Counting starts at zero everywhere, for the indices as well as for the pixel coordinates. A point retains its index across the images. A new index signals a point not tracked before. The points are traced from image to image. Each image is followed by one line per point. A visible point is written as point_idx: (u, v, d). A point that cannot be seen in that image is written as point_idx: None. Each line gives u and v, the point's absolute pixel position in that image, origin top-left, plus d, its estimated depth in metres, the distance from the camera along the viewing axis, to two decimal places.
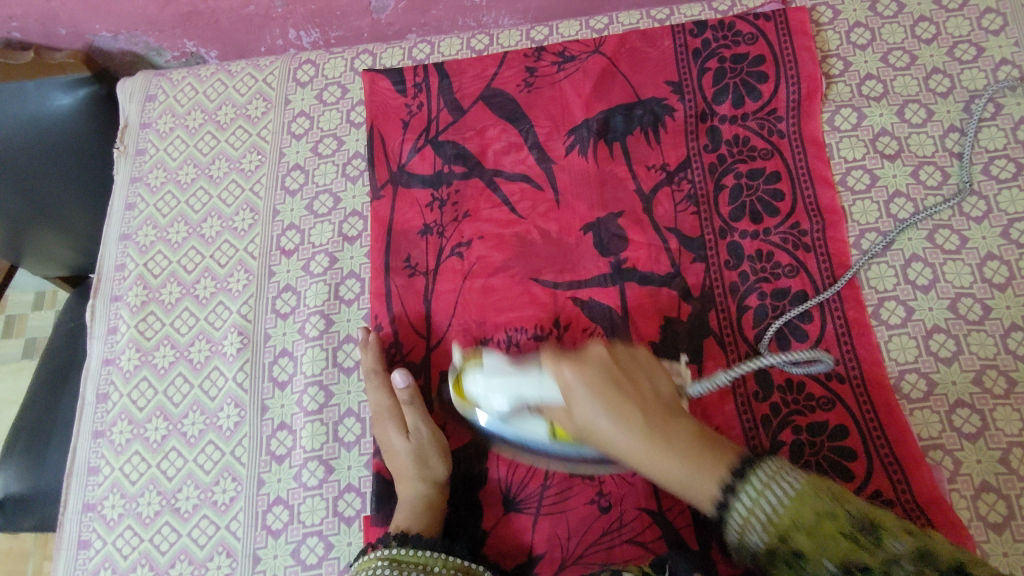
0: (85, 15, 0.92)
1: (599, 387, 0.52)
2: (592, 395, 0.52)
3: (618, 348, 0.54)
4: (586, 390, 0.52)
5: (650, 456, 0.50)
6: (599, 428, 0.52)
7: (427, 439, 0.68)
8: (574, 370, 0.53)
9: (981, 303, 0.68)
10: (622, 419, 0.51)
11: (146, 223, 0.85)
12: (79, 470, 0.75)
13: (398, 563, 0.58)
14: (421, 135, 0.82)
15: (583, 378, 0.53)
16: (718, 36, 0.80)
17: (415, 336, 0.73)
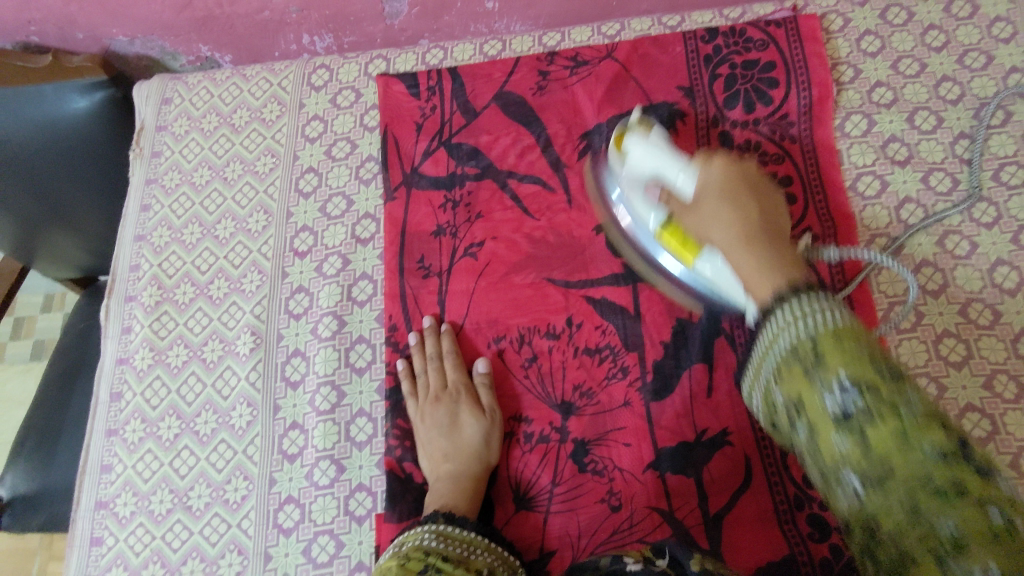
0: (103, 19, 0.93)
1: (728, 188, 0.55)
2: (722, 194, 0.55)
3: (763, 183, 0.56)
4: (717, 179, 0.56)
5: (761, 355, 0.48)
6: (713, 231, 0.54)
7: (461, 428, 0.69)
8: (722, 166, 0.56)
9: (991, 308, 0.68)
10: (733, 206, 0.54)
11: (160, 224, 0.86)
12: (92, 468, 0.75)
13: (447, 539, 0.59)
14: (434, 139, 0.83)
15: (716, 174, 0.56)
16: (729, 42, 0.81)
17: (445, 332, 0.74)
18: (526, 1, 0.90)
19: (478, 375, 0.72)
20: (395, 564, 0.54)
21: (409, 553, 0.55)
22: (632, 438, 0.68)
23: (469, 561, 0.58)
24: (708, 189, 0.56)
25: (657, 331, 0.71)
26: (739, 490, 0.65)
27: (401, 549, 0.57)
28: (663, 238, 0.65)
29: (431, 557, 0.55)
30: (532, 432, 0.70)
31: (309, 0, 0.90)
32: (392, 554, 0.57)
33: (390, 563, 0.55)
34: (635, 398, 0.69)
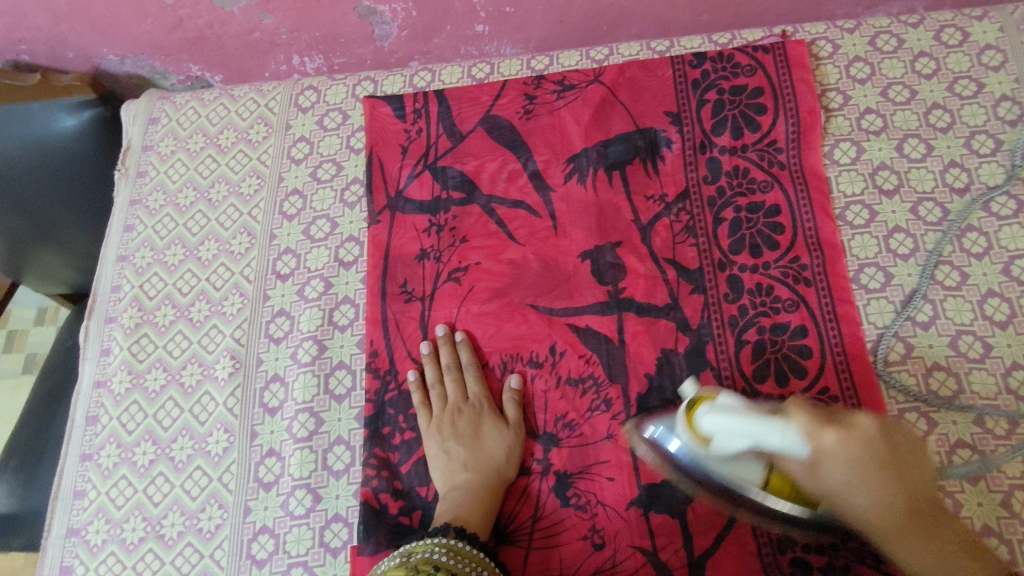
0: (93, 39, 0.93)
1: (865, 465, 0.48)
2: (856, 478, 0.49)
3: (872, 431, 0.49)
4: (851, 481, 0.49)
5: (890, 535, 0.51)
6: (850, 503, 0.50)
7: (482, 439, 0.68)
8: (837, 433, 0.48)
9: (982, 341, 0.67)
10: (862, 460, 0.48)
11: (143, 244, 0.85)
12: (66, 494, 0.74)
13: (455, 555, 0.57)
14: (420, 162, 0.82)
15: (845, 453, 0.48)
16: (717, 67, 0.81)
17: (462, 342, 0.73)
18: (515, 25, 0.90)
19: (508, 390, 0.71)
20: None
21: (417, 566, 0.54)
22: (615, 472, 0.66)
23: None
24: (836, 453, 0.48)
25: (642, 361, 0.70)
26: (724, 529, 0.63)
27: (409, 559, 0.56)
28: (764, 474, 0.56)
29: (436, 574, 0.54)
30: (538, 454, 0.69)
31: (298, 22, 0.90)
32: (400, 563, 0.56)
33: (398, 573, 0.54)
34: (618, 430, 0.68)
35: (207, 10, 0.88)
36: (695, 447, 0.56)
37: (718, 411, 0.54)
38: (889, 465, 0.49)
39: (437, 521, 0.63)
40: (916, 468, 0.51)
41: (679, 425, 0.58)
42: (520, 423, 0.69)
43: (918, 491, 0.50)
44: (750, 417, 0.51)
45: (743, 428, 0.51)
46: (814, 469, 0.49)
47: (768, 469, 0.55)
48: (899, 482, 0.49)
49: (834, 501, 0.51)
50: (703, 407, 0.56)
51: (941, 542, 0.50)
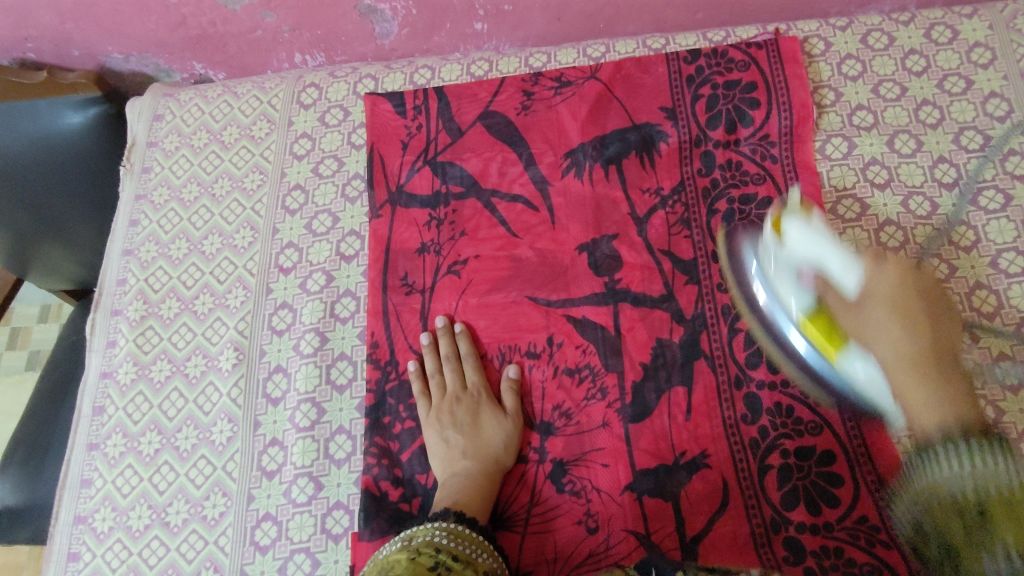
0: (98, 37, 0.95)
1: (908, 312, 0.58)
2: (889, 319, 0.58)
3: (940, 321, 0.59)
4: (888, 357, 0.57)
5: (908, 398, 0.56)
6: (880, 338, 0.58)
7: (480, 428, 0.70)
8: (897, 269, 0.60)
9: (970, 332, 0.68)
10: (919, 333, 0.57)
11: (148, 239, 0.87)
12: (72, 483, 0.75)
13: (456, 538, 0.58)
14: (419, 157, 0.84)
15: (881, 316, 0.58)
16: (712, 63, 0.82)
17: (461, 333, 0.75)
18: (513, 23, 0.91)
19: (507, 379, 0.72)
20: (406, 559, 0.54)
21: (419, 548, 0.56)
22: (609, 459, 0.68)
23: (477, 563, 0.58)
24: (881, 293, 0.59)
25: (637, 352, 0.72)
26: (716, 513, 0.64)
27: (411, 542, 0.58)
28: (805, 326, 0.64)
29: (440, 555, 0.56)
30: (535, 442, 0.70)
31: (300, 21, 0.91)
32: (402, 545, 0.57)
33: (400, 555, 0.55)
34: (613, 419, 0.69)
35: (211, 8, 0.89)
36: (779, 255, 0.65)
37: (806, 221, 0.62)
38: (932, 322, 0.58)
39: (437, 506, 0.64)
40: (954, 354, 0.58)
41: (767, 266, 0.67)
42: (518, 412, 0.71)
43: (962, 382, 0.56)
44: (827, 237, 0.60)
45: (817, 249, 0.61)
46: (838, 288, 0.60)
47: (819, 306, 0.62)
48: (932, 338, 0.58)
49: (864, 335, 0.59)
50: (790, 212, 0.64)
51: (957, 390, 0.55)
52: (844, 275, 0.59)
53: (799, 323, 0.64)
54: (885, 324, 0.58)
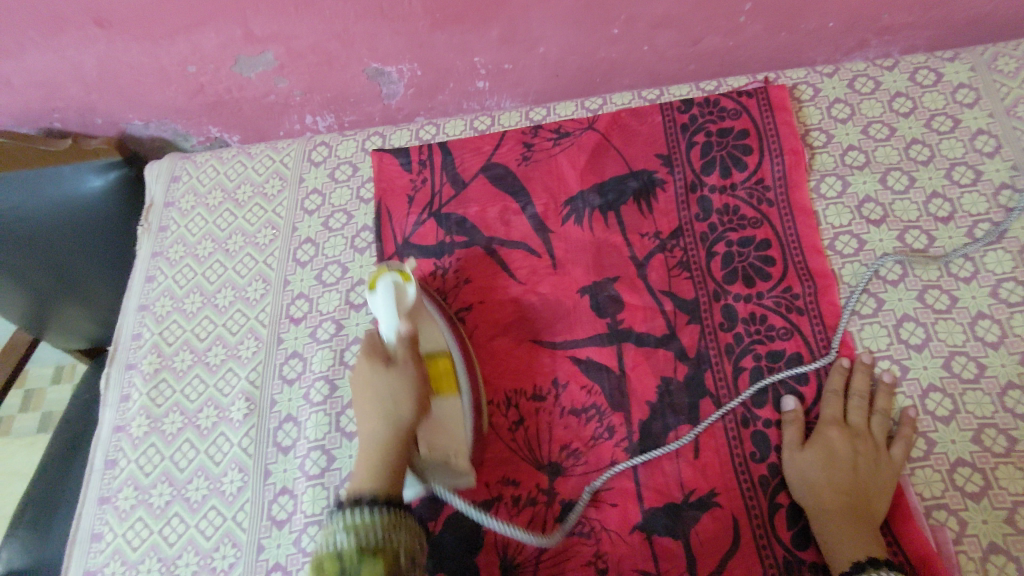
0: (121, 106, 1.00)
1: (364, 368, 0.64)
2: (361, 403, 0.62)
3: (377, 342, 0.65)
4: (374, 375, 0.62)
5: (367, 454, 0.59)
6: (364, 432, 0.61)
7: (438, 420, 0.66)
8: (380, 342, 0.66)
9: (975, 361, 0.69)
10: (369, 418, 0.61)
11: (164, 294, 0.90)
12: (83, 537, 0.76)
13: (358, 529, 0.53)
14: (425, 210, 0.87)
15: (387, 379, 0.62)
16: (704, 112, 0.85)
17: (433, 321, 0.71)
18: (514, 80, 0.96)
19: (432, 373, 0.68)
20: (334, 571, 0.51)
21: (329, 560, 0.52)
22: (618, 499, 0.68)
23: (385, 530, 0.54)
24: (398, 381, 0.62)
25: (643, 392, 0.72)
26: (728, 552, 0.64)
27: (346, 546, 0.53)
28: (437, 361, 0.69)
29: (345, 561, 0.51)
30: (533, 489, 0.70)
31: (311, 84, 0.96)
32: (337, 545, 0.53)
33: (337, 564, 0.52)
34: (622, 459, 0.70)
35: (228, 75, 0.95)
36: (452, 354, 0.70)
37: (399, 288, 0.69)
38: (364, 382, 0.63)
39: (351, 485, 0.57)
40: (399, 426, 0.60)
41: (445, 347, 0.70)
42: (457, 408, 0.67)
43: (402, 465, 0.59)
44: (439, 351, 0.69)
45: (386, 310, 0.67)
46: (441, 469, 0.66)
47: (441, 354, 0.69)
48: (376, 412, 0.61)
49: (451, 426, 0.66)
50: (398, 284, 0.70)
51: (388, 461, 0.59)
52: (406, 292, 0.69)
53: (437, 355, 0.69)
54: (359, 386, 0.63)
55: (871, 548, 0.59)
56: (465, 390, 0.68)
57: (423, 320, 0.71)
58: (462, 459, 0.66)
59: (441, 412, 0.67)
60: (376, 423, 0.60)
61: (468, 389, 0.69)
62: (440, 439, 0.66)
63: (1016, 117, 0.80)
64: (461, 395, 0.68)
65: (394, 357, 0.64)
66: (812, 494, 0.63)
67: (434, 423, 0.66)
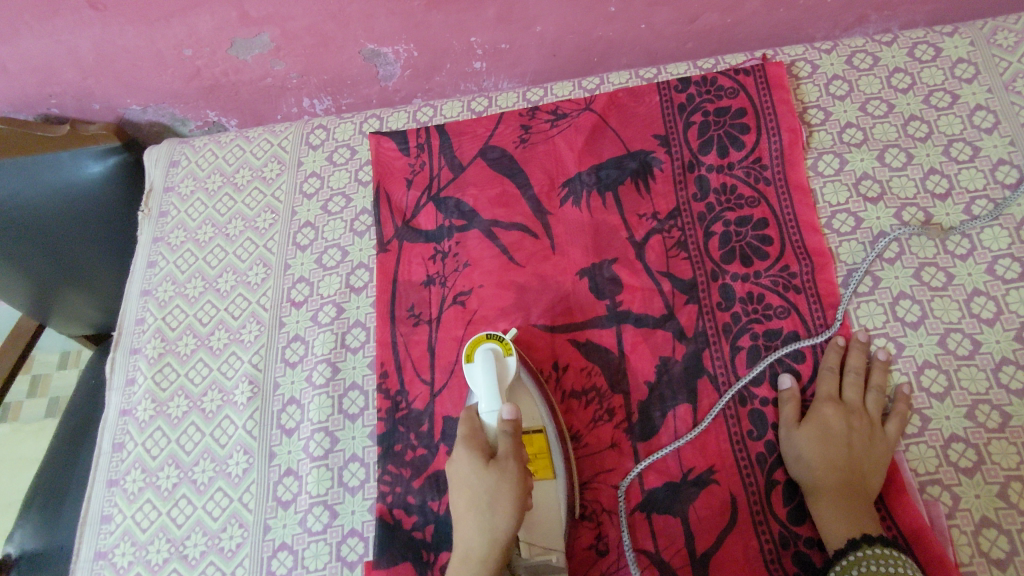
0: (118, 91, 1.00)
1: (466, 479, 0.61)
2: (460, 499, 0.61)
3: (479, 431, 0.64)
4: (474, 477, 0.61)
5: (460, 561, 0.59)
6: (461, 533, 0.61)
7: (551, 528, 0.65)
8: (471, 422, 0.65)
9: (970, 338, 0.69)
10: (472, 506, 0.60)
11: (166, 279, 0.90)
12: (93, 519, 0.77)
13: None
14: (424, 192, 0.87)
15: (488, 482, 0.60)
16: (701, 90, 0.85)
17: (538, 407, 0.69)
18: (510, 60, 0.95)
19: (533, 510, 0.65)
20: None
21: None
22: (618, 478, 0.69)
23: None
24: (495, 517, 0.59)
25: (642, 371, 0.73)
26: (725, 529, 0.65)
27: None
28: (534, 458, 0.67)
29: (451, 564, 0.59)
30: None
31: (307, 67, 0.96)
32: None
33: None
34: (621, 439, 0.71)
35: (224, 59, 0.94)
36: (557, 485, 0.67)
37: (500, 361, 0.67)
38: (466, 492, 0.61)
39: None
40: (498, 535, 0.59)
41: (553, 443, 0.68)
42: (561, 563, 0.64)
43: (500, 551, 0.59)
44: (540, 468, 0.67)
45: (484, 386, 0.66)
46: (542, 568, 0.63)
47: (538, 430, 0.68)
48: (467, 500, 0.61)
49: (548, 518, 0.65)
50: (489, 344, 0.69)
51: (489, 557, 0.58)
52: (510, 361, 0.68)
53: (535, 460, 0.67)
54: (460, 483, 0.62)
55: (866, 525, 0.60)
56: (560, 471, 0.67)
57: (519, 395, 0.69)
58: (558, 557, 0.64)
59: (541, 498, 0.66)
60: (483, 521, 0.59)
61: (566, 473, 0.68)
62: (547, 533, 0.65)
63: (1015, 92, 0.80)
64: (556, 478, 0.67)
65: (496, 454, 0.62)
66: (807, 471, 0.65)
67: (531, 516, 0.65)
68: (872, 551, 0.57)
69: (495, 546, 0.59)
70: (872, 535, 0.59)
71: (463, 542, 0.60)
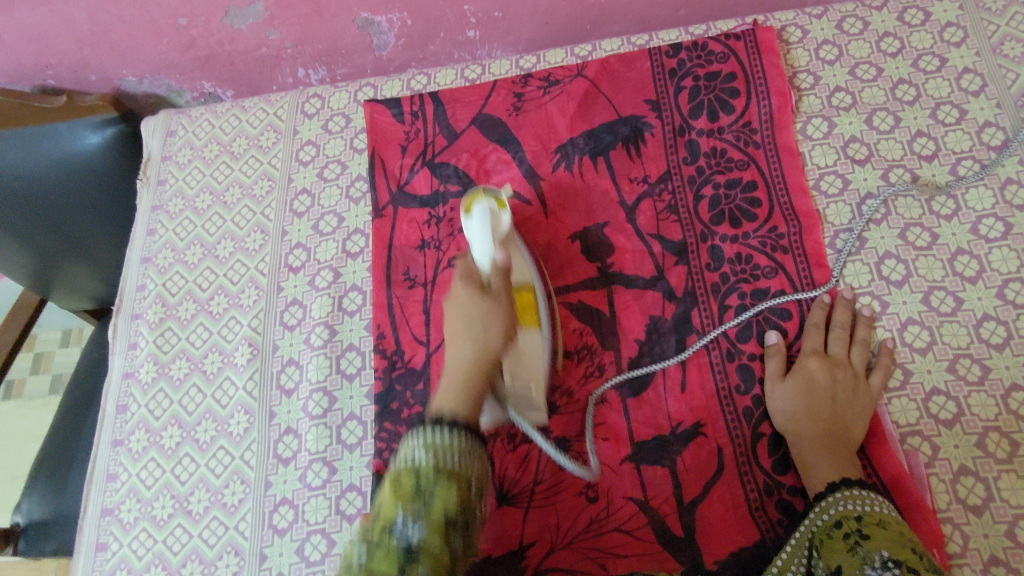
0: (114, 62, 1.01)
1: (460, 303, 0.62)
2: (462, 320, 0.61)
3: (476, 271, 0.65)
4: (471, 301, 0.61)
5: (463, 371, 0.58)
6: (453, 348, 0.60)
7: (522, 356, 0.68)
8: (465, 262, 0.66)
9: (953, 295, 0.71)
10: (463, 344, 0.60)
11: (165, 246, 0.92)
12: (99, 477, 0.79)
13: (437, 449, 0.49)
14: (418, 159, 0.88)
15: (482, 306, 0.61)
16: (692, 56, 0.85)
17: (518, 252, 0.72)
18: (503, 28, 0.96)
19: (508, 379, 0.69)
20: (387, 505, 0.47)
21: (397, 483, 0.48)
22: (608, 432, 0.71)
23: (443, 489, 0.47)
24: (490, 333, 0.60)
25: (633, 330, 0.75)
26: (712, 479, 0.67)
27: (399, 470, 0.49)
28: (521, 296, 0.69)
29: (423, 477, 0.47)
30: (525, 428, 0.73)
31: (301, 36, 0.96)
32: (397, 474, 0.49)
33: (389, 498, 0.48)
34: (612, 395, 0.73)
35: (218, 28, 0.95)
36: (544, 337, 0.70)
37: (493, 213, 0.70)
38: (470, 324, 0.60)
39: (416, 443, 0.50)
40: (493, 343, 0.60)
41: (529, 278, 0.71)
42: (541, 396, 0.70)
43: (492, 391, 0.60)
44: (522, 271, 0.71)
45: (482, 235, 0.69)
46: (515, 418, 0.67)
47: (527, 286, 0.70)
48: (470, 343, 0.59)
49: (530, 357, 0.68)
50: (483, 199, 0.71)
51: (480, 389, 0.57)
52: (503, 219, 0.71)
53: (520, 291, 0.70)
54: (455, 318, 0.61)
55: (848, 470, 0.62)
56: (546, 326, 0.70)
57: (511, 249, 0.72)
58: (535, 401, 0.70)
59: (525, 345, 0.68)
60: (472, 343, 0.59)
61: (548, 323, 0.71)
62: (524, 367, 0.68)
63: (1002, 55, 0.80)
64: (541, 328, 0.69)
65: (488, 285, 0.63)
66: (791, 422, 0.66)
67: (517, 353, 0.68)
68: (847, 492, 0.59)
69: (479, 368, 0.58)
70: (850, 478, 0.61)
71: (453, 358, 0.60)
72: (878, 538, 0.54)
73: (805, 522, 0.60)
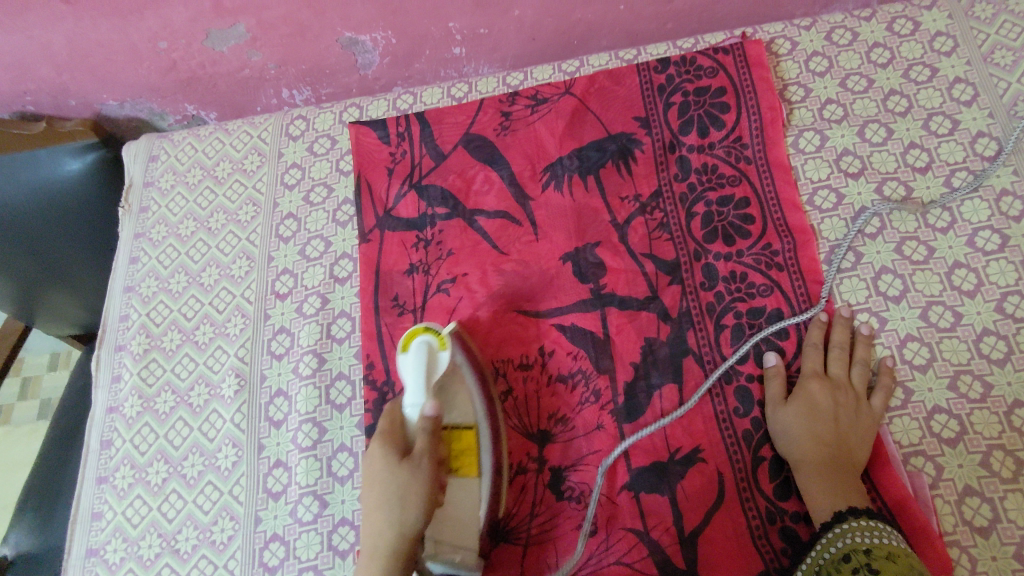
0: (93, 86, 0.99)
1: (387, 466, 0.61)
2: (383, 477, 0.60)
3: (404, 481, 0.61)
4: (390, 471, 0.60)
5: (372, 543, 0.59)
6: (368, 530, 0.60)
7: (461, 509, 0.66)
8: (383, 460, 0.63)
9: (952, 310, 0.70)
10: (382, 522, 0.59)
11: (149, 275, 0.90)
12: (84, 516, 0.77)
13: None
14: (405, 181, 0.86)
15: (402, 477, 0.60)
16: (681, 71, 0.84)
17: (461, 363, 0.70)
18: (489, 45, 0.95)
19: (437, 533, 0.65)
20: None
21: None
22: (605, 459, 0.70)
23: None
24: (408, 514, 0.59)
25: (628, 353, 0.74)
26: (713, 506, 0.66)
27: None
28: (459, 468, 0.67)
29: None
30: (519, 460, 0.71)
31: (284, 57, 0.95)
32: None
33: None
34: (608, 421, 0.71)
35: (199, 50, 0.93)
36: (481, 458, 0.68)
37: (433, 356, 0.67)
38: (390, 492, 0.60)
39: None
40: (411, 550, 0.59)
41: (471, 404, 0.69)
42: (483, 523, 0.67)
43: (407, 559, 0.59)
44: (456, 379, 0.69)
45: (415, 381, 0.65)
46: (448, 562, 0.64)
47: (468, 429, 0.68)
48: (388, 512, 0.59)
49: (464, 514, 0.65)
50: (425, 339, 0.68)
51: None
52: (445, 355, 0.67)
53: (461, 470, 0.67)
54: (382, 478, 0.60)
55: (852, 498, 0.61)
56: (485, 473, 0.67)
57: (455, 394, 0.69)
58: (470, 560, 0.64)
59: (457, 499, 0.66)
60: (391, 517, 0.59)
61: (490, 472, 0.68)
62: (458, 517, 0.65)
63: (993, 64, 0.80)
64: (479, 479, 0.67)
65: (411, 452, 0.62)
66: (793, 447, 0.65)
67: (449, 513, 0.65)
68: (852, 524, 0.58)
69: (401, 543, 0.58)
70: (855, 507, 0.60)
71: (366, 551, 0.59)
72: (891, 573, 0.53)
73: (812, 555, 0.59)
